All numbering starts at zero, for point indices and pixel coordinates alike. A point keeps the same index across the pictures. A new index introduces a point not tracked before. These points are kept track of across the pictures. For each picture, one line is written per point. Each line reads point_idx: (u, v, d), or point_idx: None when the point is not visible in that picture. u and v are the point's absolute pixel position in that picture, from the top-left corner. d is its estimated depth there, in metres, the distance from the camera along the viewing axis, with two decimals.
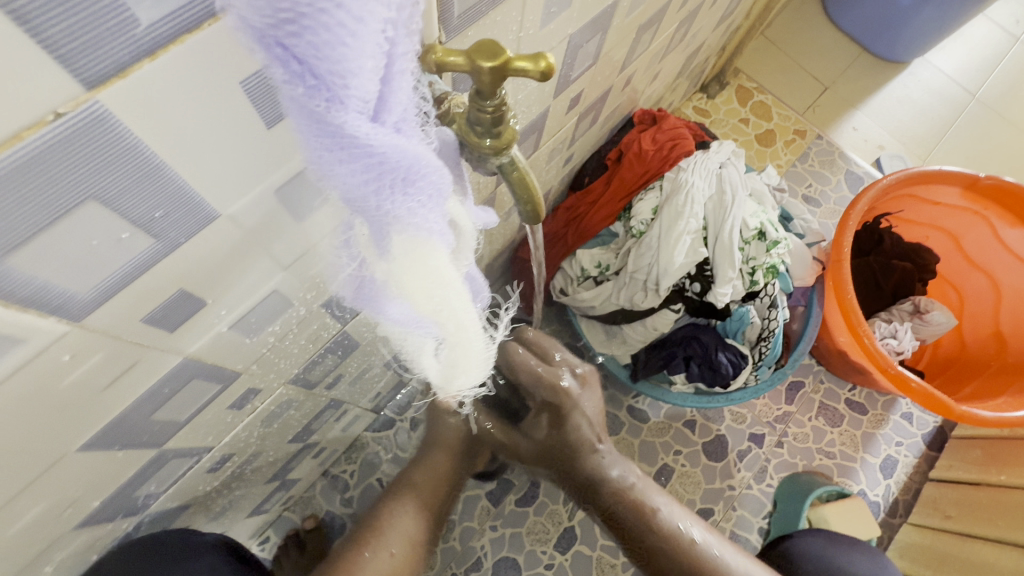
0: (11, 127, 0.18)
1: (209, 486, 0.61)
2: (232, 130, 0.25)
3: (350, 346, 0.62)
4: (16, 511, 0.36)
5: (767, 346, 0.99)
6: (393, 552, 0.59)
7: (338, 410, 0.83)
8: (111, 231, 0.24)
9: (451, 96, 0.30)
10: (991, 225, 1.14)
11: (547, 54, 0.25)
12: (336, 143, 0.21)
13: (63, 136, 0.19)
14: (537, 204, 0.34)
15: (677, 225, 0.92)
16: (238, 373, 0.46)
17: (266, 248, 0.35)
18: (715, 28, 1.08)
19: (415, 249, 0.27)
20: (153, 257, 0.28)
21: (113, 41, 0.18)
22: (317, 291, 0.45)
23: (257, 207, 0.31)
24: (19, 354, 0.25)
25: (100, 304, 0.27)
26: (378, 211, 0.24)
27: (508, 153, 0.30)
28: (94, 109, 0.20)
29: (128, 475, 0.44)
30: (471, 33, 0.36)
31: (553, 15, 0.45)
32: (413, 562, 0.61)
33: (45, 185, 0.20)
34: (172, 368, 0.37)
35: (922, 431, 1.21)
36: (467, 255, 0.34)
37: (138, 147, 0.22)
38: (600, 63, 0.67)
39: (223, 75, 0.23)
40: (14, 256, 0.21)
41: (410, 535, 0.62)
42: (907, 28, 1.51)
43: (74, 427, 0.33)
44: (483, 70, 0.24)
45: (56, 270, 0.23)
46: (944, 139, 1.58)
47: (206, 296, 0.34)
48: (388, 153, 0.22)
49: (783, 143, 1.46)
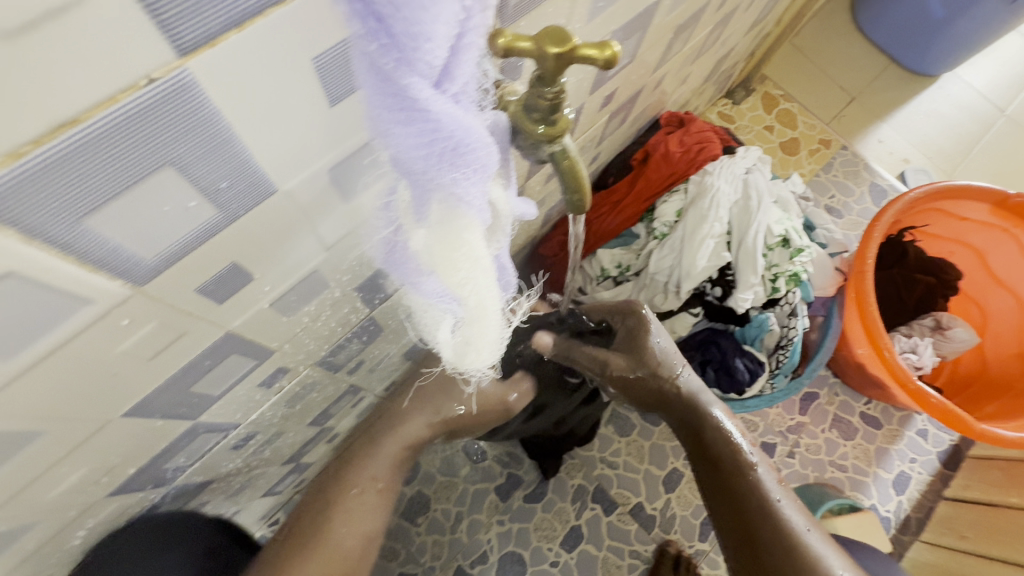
0: (109, 90, 0.19)
1: (232, 463, 0.62)
2: (301, 107, 0.26)
3: (375, 332, 0.63)
4: (59, 474, 0.37)
5: (785, 355, 0.97)
6: (355, 545, 0.50)
7: (355, 396, 0.84)
8: (181, 198, 0.25)
9: (504, 84, 0.31)
10: (1019, 243, 1.12)
11: (612, 42, 0.25)
12: (395, 108, 0.20)
13: (152, 101, 0.20)
14: (584, 194, 0.34)
15: (701, 229, 0.91)
16: (272, 351, 0.47)
17: (314, 227, 0.35)
18: (746, 33, 1.08)
19: (452, 226, 0.25)
20: (215, 226, 0.28)
21: (209, 11, 0.19)
22: (353, 274, 0.46)
23: (312, 184, 0.32)
24: (85, 315, 0.26)
25: (161, 271, 0.28)
26: (425, 183, 0.23)
27: (561, 141, 0.31)
28: (182, 77, 0.20)
29: (162, 446, 0.45)
30: (524, 23, 0.36)
31: (600, 10, 0.45)
32: (366, 560, 0.52)
33: (131, 149, 0.21)
34: (216, 341, 0.38)
35: (938, 449, 1.20)
36: (502, 236, 0.34)
37: (215, 117, 0.23)
38: (635, 63, 0.67)
39: (300, 49, 0.23)
40: (94, 217, 0.22)
41: (367, 527, 0.52)
42: (939, 41, 1.49)
43: (121, 392, 0.34)
44: (549, 56, 0.25)
45: (129, 234, 0.24)
46: (971, 155, 1.56)
47: (255, 270, 0.34)
48: (445, 123, 0.20)
49: (807, 152, 1.45)
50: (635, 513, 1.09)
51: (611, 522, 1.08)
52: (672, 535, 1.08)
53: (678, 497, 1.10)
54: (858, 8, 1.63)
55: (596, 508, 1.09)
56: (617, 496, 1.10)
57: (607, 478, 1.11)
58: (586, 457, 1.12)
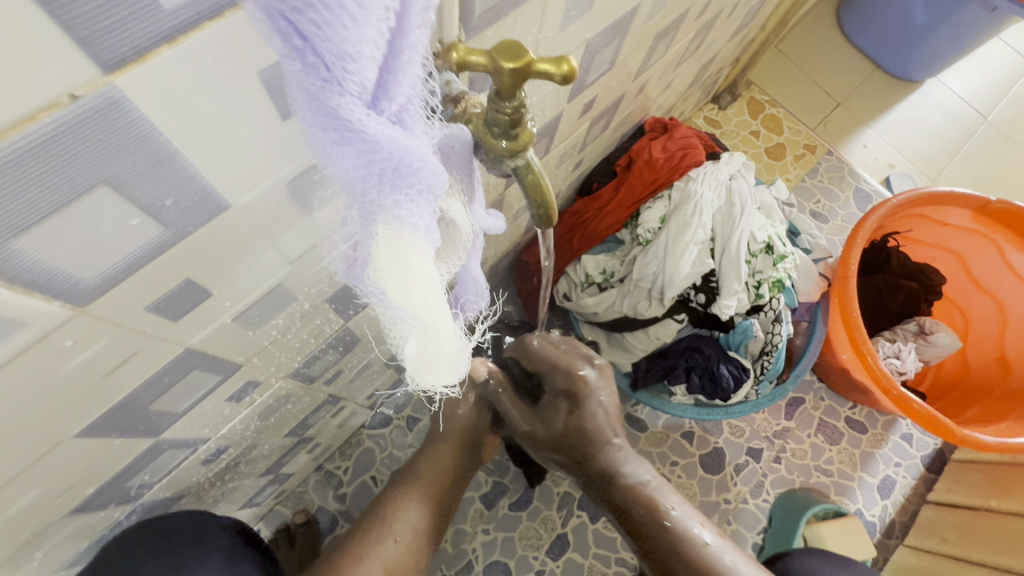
0: (27, 108, 0.18)
1: (203, 477, 0.60)
2: (248, 123, 0.25)
3: (351, 343, 0.62)
4: (10, 496, 0.36)
5: (769, 361, 0.98)
6: (400, 539, 0.57)
7: (335, 405, 0.83)
8: (121, 217, 0.24)
9: (468, 95, 0.29)
10: (1000, 249, 1.13)
11: (569, 57, 0.25)
12: (328, 128, 0.19)
13: (76, 119, 0.19)
14: (550, 208, 0.34)
15: (684, 235, 0.91)
16: (239, 365, 0.45)
17: (274, 241, 0.34)
18: (730, 39, 1.08)
19: (399, 248, 0.24)
20: (162, 244, 0.27)
21: (133, 26, 0.18)
22: (321, 287, 0.45)
23: (267, 199, 0.31)
24: (23, 338, 0.25)
25: (105, 290, 0.27)
26: (367, 205, 0.22)
27: (524, 156, 0.30)
28: (110, 94, 0.19)
29: (124, 464, 0.44)
30: (490, 33, 0.35)
31: (572, 19, 0.44)
32: (418, 550, 0.59)
33: (58, 168, 0.20)
34: (174, 358, 0.36)
35: (922, 453, 1.20)
36: (460, 252, 0.33)
37: (152, 135, 0.22)
38: (615, 70, 0.67)
39: (241, 65, 0.22)
40: (22, 238, 0.21)
41: (416, 521, 0.59)
42: (922, 47, 1.50)
43: (73, 412, 0.33)
44: (504, 71, 0.24)
45: (63, 254, 0.23)
46: (954, 160, 1.57)
47: (212, 286, 0.33)
48: (381, 144, 0.20)
49: (793, 157, 1.45)
50: None
51: (597, 530, 1.08)
52: None
53: None
54: (843, 14, 1.64)
55: (582, 516, 1.08)
56: None
57: None
58: None
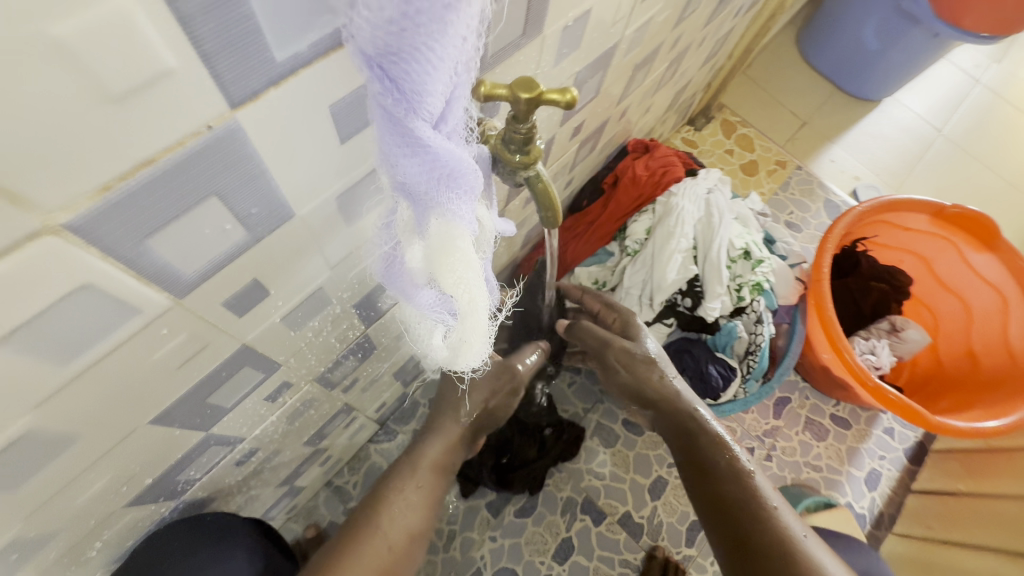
0: (178, 135, 0.24)
1: (234, 479, 0.64)
2: (318, 146, 0.32)
3: (369, 349, 0.67)
4: (85, 483, 0.40)
5: (755, 359, 1.04)
6: None
7: (348, 416, 0.87)
8: (219, 222, 0.30)
9: (485, 122, 0.37)
10: (959, 250, 1.23)
11: (571, 88, 0.32)
12: (404, 144, 0.25)
13: (209, 144, 0.25)
14: (556, 212, 0.41)
15: (669, 244, 0.99)
16: (278, 365, 0.51)
17: (322, 248, 0.41)
18: (701, 66, 1.19)
19: (448, 241, 0.30)
20: (242, 247, 0.33)
21: (255, 74, 0.24)
22: (351, 292, 0.51)
23: (323, 210, 0.37)
24: (132, 324, 0.30)
25: (197, 286, 0.32)
26: (425, 204, 0.28)
27: (535, 168, 0.37)
28: (232, 125, 0.25)
29: (176, 458, 0.48)
30: (499, 70, 0.43)
31: (564, 56, 0.52)
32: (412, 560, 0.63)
33: (186, 184, 0.26)
34: (232, 353, 0.42)
35: (904, 445, 1.27)
36: (486, 248, 0.39)
37: (253, 155, 0.28)
38: (600, 97, 0.75)
39: (320, 100, 0.29)
40: (153, 239, 0.27)
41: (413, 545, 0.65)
42: (878, 68, 1.63)
43: (151, 400, 0.38)
44: (521, 100, 0.31)
45: (176, 253, 0.29)
46: (914, 171, 1.70)
47: (271, 287, 0.39)
48: (443, 155, 0.26)
49: (766, 172, 1.56)
50: (624, 522, 1.13)
51: (601, 532, 1.12)
52: (659, 541, 1.11)
53: (664, 505, 1.14)
54: (804, 42, 1.78)
55: (585, 519, 1.12)
56: (605, 506, 1.13)
57: (595, 489, 1.14)
58: (573, 470, 1.15)
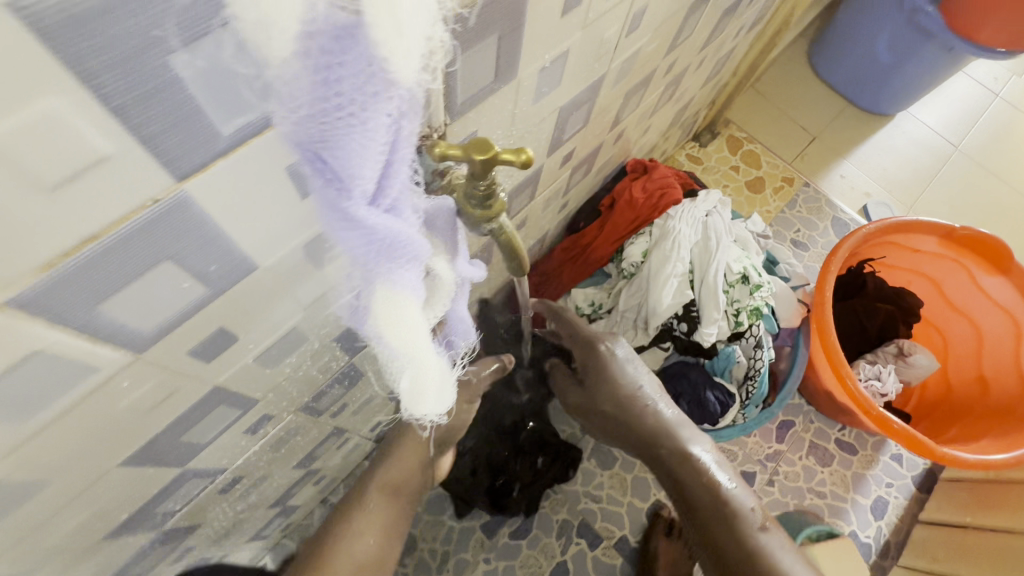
0: (123, 210, 0.24)
1: (219, 505, 0.65)
2: (278, 203, 0.32)
3: (354, 377, 0.67)
4: (58, 522, 0.40)
5: (754, 385, 1.03)
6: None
7: (340, 438, 0.88)
8: (177, 282, 0.30)
9: (453, 170, 0.35)
10: (970, 273, 1.19)
11: (527, 148, 0.32)
12: (339, 218, 0.26)
13: (158, 215, 0.26)
14: (522, 261, 0.40)
15: (665, 268, 0.98)
16: (256, 400, 0.51)
17: (294, 292, 0.41)
18: (703, 85, 1.18)
19: (392, 304, 0.30)
20: (204, 301, 0.34)
21: (199, 148, 0.25)
22: (329, 328, 0.51)
23: (289, 259, 0.37)
24: (90, 381, 0.31)
25: (158, 340, 0.33)
26: (367, 271, 0.29)
27: (497, 220, 0.37)
28: (180, 196, 0.26)
29: (154, 492, 0.49)
30: (471, 114, 0.43)
31: (545, 93, 0.52)
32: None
33: (137, 251, 0.27)
34: (204, 394, 0.42)
35: (912, 473, 1.24)
36: (441, 304, 0.39)
37: (206, 219, 0.28)
38: (591, 124, 0.75)
39: (274, 164, 0.29)
40: (106, 304, 0.27)
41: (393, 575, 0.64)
42: (890, 83, 1.60)
43: (120, 444, 0.38)
44: (477, 161, 0.31)
45: (132, 313, 0.29)
46: (928, 188, 1.66)
47: (240, 332, 0.40)
48: (379, 229, 0.27)
49: (772, 189, 1.54)
50: (620, 548, 1.11)
51: (596, 557, 1.10)
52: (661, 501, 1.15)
53: None
54: (814, 56, 1.76)
55: (581, 543, 1.11)
56: (602, 530, 1.12)
57: (591, 512, 1.13)
58: (569, 492, 1.14)
